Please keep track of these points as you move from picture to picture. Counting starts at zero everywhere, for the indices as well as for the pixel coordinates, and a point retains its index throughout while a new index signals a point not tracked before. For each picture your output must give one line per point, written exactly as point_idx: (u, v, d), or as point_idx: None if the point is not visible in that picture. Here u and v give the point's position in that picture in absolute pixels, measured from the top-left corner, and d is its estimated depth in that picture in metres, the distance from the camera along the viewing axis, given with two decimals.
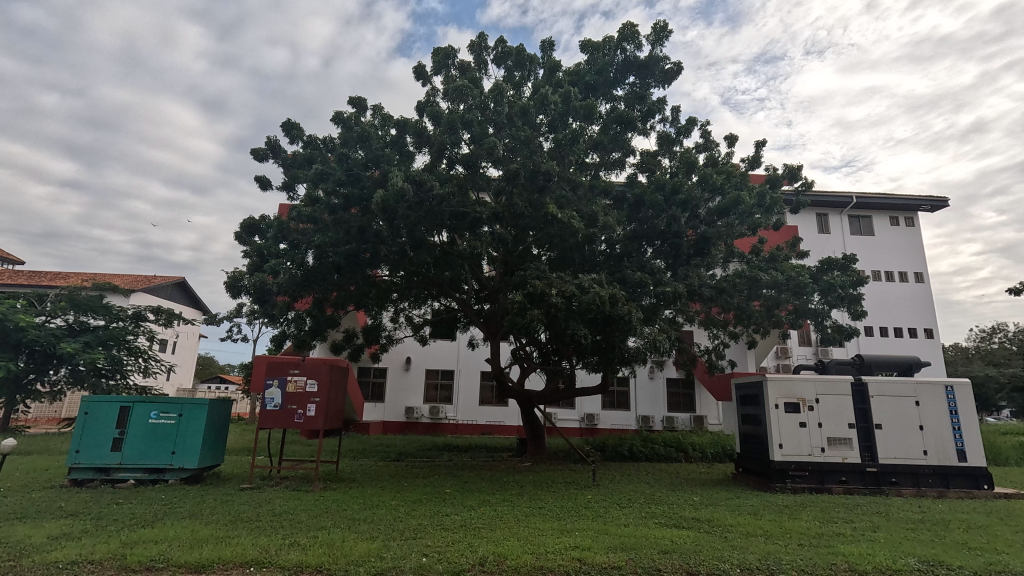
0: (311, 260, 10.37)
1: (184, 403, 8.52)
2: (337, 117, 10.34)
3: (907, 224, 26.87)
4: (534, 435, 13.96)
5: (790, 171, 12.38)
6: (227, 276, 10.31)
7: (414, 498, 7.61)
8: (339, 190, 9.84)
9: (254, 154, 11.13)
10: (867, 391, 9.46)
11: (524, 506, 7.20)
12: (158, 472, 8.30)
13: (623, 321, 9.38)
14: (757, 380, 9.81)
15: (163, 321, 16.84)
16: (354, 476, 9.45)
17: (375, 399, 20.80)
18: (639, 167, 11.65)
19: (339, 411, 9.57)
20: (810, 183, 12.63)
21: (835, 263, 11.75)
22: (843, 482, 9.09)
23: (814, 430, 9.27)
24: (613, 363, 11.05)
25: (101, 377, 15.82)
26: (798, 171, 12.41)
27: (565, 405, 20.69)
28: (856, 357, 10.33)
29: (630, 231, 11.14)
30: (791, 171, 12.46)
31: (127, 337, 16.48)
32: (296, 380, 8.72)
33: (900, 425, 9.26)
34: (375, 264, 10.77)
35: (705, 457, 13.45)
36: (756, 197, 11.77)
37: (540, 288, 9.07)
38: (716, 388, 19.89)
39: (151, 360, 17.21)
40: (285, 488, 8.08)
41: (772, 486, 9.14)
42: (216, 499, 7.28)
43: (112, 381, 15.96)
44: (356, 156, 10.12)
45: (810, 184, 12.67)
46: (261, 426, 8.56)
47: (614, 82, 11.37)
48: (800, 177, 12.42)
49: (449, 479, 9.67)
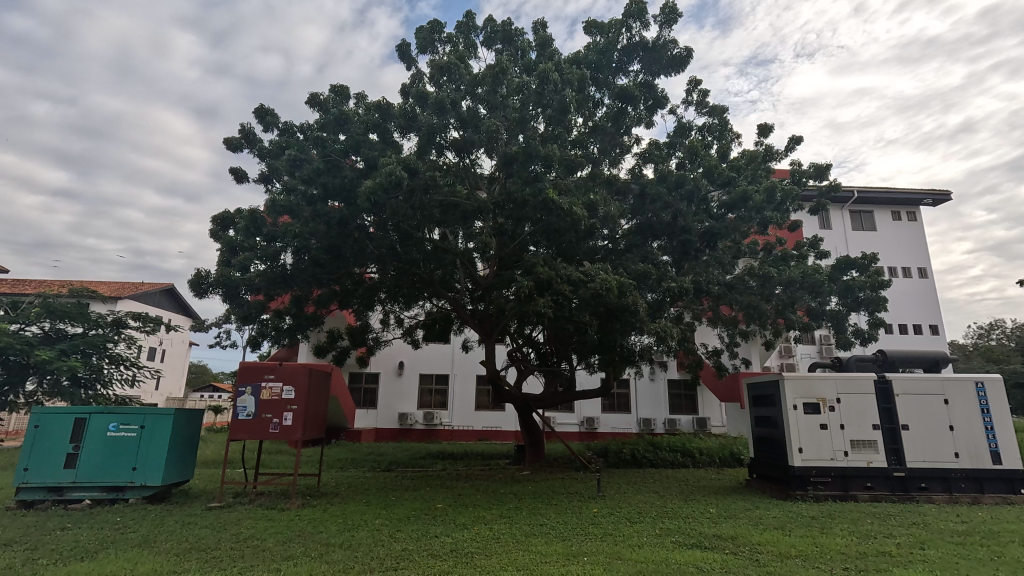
0: (289, 257, 9.62)
1: (147, 414, 7.70)
2: (312, 99, 9.56)
3: (909, 219, 26.33)
4: (533, 441, 13.21)
5: (817, 169, 11.54)
6: (192, 276, 9.50)
7: (399, 515, 6.86)
8: (317, 180, 9.07)
9: (227, 144, 10.13)
10: (893, 389, 8.76)
11: (523, 524, 6.45)
12: (117, 490, 7.50)
13: (628, 315, 8.67)
14: (772, 380, 9.12)
15: (146, 328, 15.58)
16: (338, 491, 8.67)
17: (367, 406, 19.97)
18: (643, 158, 10.93)
19: (321, 419, 8.80)
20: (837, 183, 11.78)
21: (853, 262, 10.64)
22: (869, 488, 8.40)
23: (836, 433, 8.56)
24: (617, 363, 10.31)
25: (81, 387, 14.69)
26: (827, 170, 11.54)
27: (564, 409, 19.97)
28: (879, 354, 9.59)
29: (635, 225, 10.46)
30: (817, 168, 11.60)
31: (108, 346, 15.16)
32: (271, 387, 7.91)
33: (929, 426, 8.57)
34: (360, 260, 9.98)
35: (714, 461, 12.72)
36: (766, 194, 10.32)
37: (540, 277, 8.37)
38: (721, 390, 19.18)
39: (137, 369, 15.89)
40: (259, 507, 7.31)
41: (792, 494, 8.43)
42: (177, 522, 6.50)
43: (93, 391, 14.82)
44: (336, 142, 9.32)
45: (836, 184, 11.85)
46: (232, 437, 7.75)
47: (618, 68, 10.59)
48: (826, 177, 11.58)
49: (442, 492, 8.91)
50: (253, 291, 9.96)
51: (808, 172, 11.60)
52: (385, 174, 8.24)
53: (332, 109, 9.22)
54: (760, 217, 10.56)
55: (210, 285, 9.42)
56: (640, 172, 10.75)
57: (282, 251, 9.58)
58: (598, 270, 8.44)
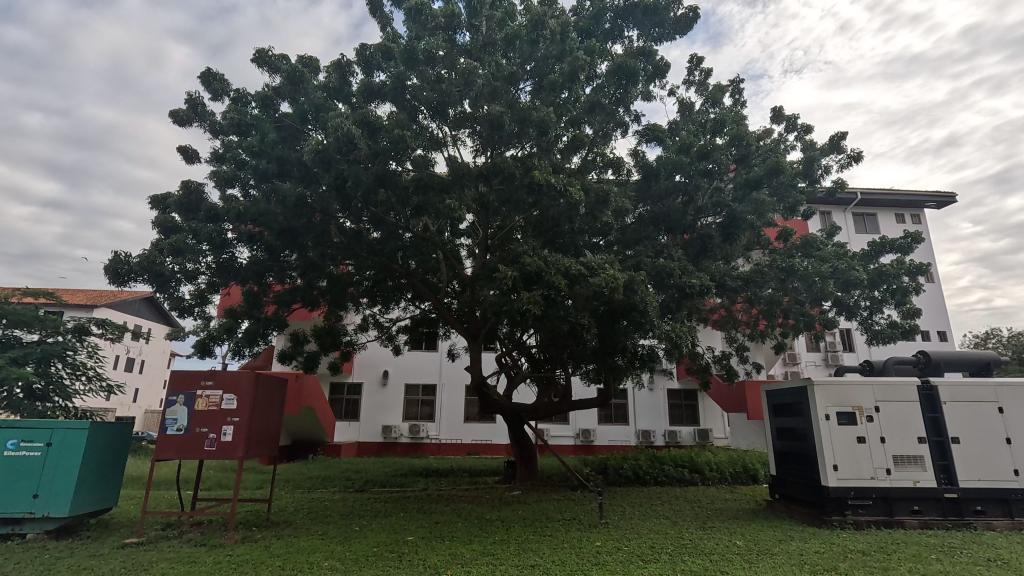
0: (244, 257, 8.56)
1: (55, 429, 6.37)
2: (260, 58, 8.21)
3: (913, 222, 25.45)
4: (525, 457, 11.86)
5: (832, 143, 10.39)
6: (107, 265, 7.87)
7: (355, 555, 5.56)
8: (271, 154, 7.88)
9: (173, 115, 8.77)
10: (938, 396, 7.57)
11: (508, 567, 5.15)
12: (14, 523, 6.17)
13: (635, 314, 7.43)
14: (799, 387, 7.91)
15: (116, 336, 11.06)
16: (292, 519, 7.33)
17: (349, 418, 18.55)
18: (643, 137, 9.77)
19: (274, 434, 7.47)
20: (857, 156, 10.33)
21: (888, 245, 9.59)
22: (917, 512, 7.20)
23: (876, 447, 7.36)
24: (621, 370, 9.03)
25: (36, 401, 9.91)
26: (842, 141, 10.41)
27: (557, 420, 18.65)
28: (920, 355, 8.38)
29: (646, 214, 9.29)
30: (832, 143, 10.47)
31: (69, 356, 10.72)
32: (209, 396, 6.59)
33: (983, 439, 7.38)
34: (323, 249, 8.70)
35: (725, 479, 11.41)
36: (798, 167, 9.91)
37: (530, 270, 7.11)
38: (724, 400, 17.66)
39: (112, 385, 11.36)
40: (187, 543, 5.99)
41: (827, 521, 7.21)
42: (74, 566, 5.17)
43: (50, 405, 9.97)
44: (294, 107, 8.06)
45: (857, 156, 10.34)
46: (158, 457, 6.40)
47: (610, 34, 9.55)
48: (843, 149, 10.42)
49: (416, 519, 7.59)
50: (191, 282, 8.53)
51: (825, 148, 10.42)
52: (341, 133, 7.10)
53: (283, 66, 8.03)
54: (789, 201, 9.45)
55: (132, 274, 7.82)
56: (643, 154, 9.64)
57: (230, 238, 8.27)
58: (601, 261, 7.26)
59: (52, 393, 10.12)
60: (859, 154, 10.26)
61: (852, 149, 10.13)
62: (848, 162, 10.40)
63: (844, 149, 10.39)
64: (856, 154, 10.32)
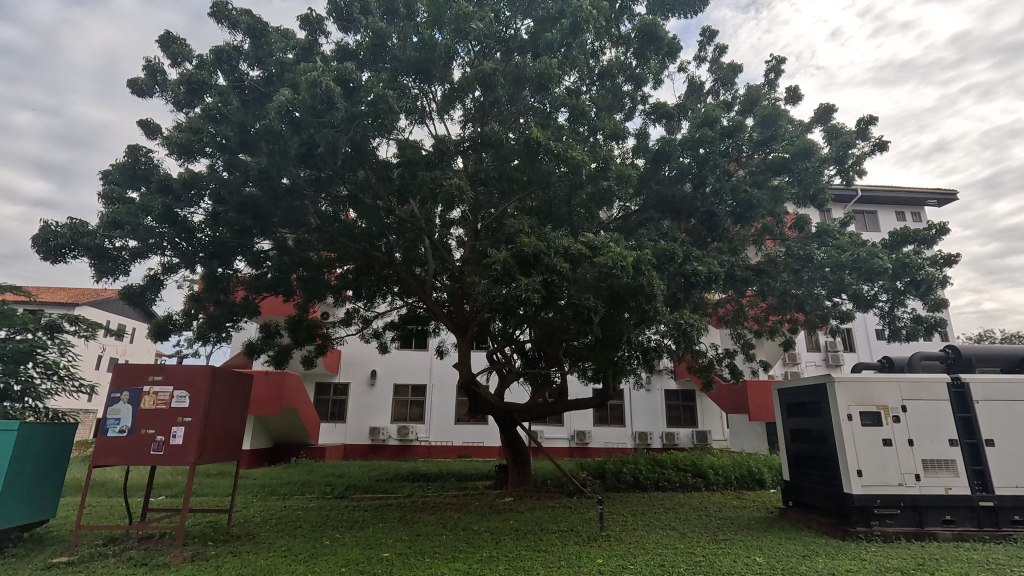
0: (204, 240, 7.75)
1: None
2: (216, 12, 7.40)
3: (914, 221, 24.92)
4: (517, 460, 11.11)
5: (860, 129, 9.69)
6: (42, 234, 7.18)
7: None
8: (232, 125, 7.11)
9: (131, 85, 8.00)
10: (971, 395, 6.88)
11: None
12: None
13: (637, 302, 6.74)
14: (818, 384, 7.23)
15: (95, 334, 8.83)
16: (254, 532, 6.54)
17: (335, 419, 17.74)
18: (651, 116, 9.08)
19: (237, 437, 6.69)
20: (883, 145, 9.69)
21: (911, 235, 8.91)
22: (949, 523, 6.52)
23: (904, 450, 6.68)
24: (621, 366, 8.31)
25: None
26: (872, 127, 9.73)
27: (552, 422, 17.92)
28: (949, 349, 7.77)
29: (650, 197, 8.62)
30: (861, 128, 9.78)
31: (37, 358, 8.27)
32: (157, 393, 5.81)
33: (1021, 442, 6.71)
34: (295, 226, 8.00)
35: (732, 484, 10.70)
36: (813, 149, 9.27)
37: (527, 243, 6.41)
38: (725, 401, 16.96)
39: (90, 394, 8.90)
40: (125, 562, 5.20)
41: (851, 532, 6.51)
42: None
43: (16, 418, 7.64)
44: (266, 72, 7.34)
45: (883, 144, 9.69)
46: (96, 462, 5.61)
47: (619, 14, 8.87)
48: (869, 136, 9.72)
49: (395, 531, 6.85)
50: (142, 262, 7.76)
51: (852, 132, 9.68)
52: (314, 91, 6.34)
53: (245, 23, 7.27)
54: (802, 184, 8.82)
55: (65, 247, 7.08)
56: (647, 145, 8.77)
57: (194, 222, 7.66)
58: (604, 240, 6.59)
59: (30, 396, 8.01)
60: (885, 142, 9.59)
61: (879, 137, 9.44)
62: (873, 150, 9.74)
63: (870, 137, 9.70)
64: (880, 142, 9.68)
